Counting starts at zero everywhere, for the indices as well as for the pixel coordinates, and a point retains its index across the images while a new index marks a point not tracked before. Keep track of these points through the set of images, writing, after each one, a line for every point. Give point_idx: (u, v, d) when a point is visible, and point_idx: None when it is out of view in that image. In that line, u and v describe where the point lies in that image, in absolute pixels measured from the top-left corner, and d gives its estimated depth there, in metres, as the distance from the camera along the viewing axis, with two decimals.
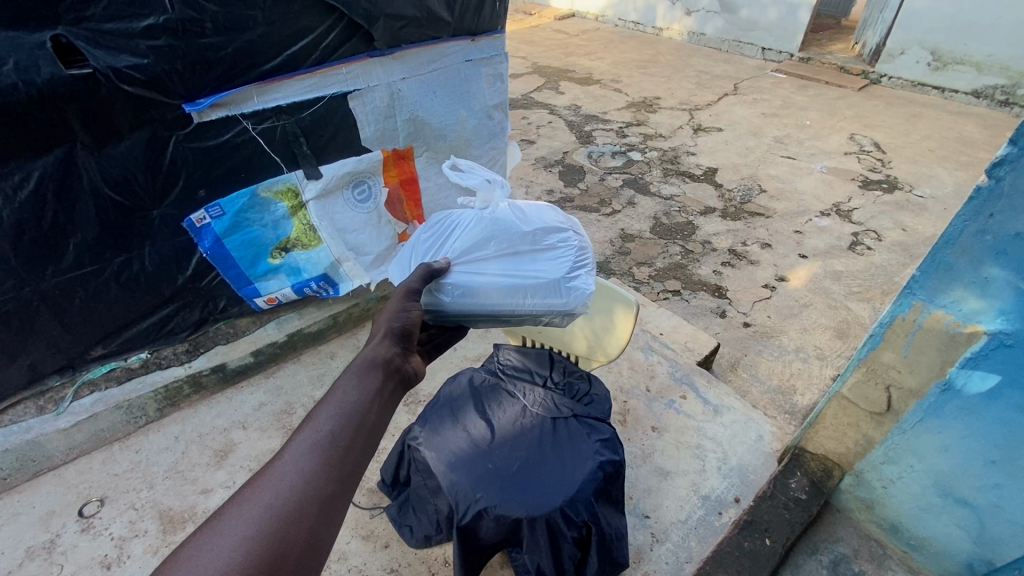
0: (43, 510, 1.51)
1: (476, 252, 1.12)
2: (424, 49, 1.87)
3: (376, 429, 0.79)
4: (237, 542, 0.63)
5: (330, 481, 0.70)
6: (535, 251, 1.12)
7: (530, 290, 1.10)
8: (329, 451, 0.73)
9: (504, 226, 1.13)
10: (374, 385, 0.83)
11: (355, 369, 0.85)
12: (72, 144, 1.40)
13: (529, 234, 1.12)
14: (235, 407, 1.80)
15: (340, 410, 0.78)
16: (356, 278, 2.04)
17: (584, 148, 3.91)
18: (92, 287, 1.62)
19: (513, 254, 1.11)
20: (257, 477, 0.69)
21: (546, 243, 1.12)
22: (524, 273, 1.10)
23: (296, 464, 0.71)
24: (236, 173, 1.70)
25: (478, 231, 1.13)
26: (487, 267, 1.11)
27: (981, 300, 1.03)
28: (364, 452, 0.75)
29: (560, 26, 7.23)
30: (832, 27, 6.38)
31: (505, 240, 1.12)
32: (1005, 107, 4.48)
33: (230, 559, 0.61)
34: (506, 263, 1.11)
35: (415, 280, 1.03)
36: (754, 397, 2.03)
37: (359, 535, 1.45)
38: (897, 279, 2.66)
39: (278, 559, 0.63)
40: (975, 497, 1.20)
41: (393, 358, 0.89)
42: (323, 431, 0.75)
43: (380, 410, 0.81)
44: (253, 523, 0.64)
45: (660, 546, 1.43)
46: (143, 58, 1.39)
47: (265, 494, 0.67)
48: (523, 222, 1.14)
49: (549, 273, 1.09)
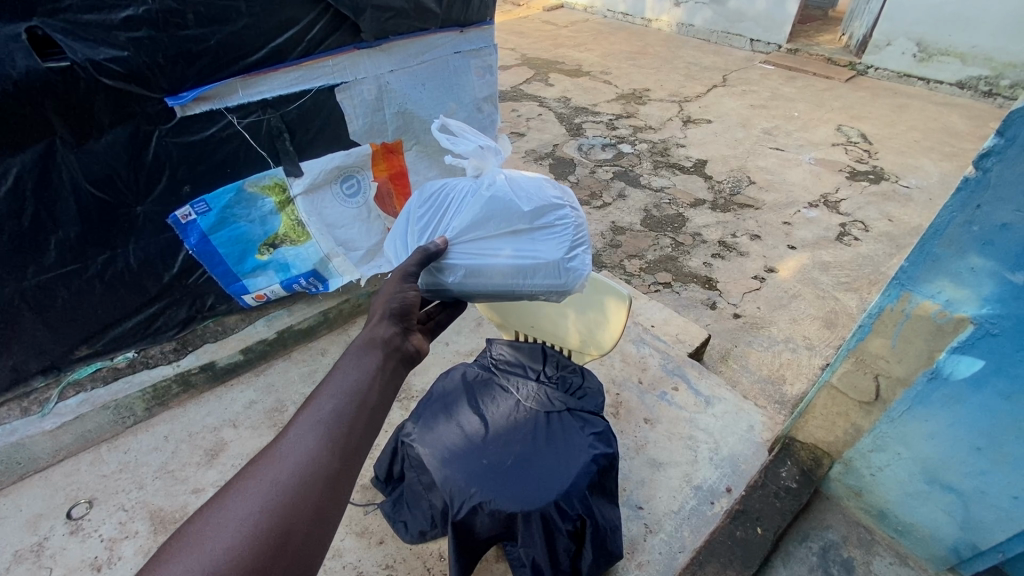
0: (30, 512, 1.49)
1: (475, 231, 1.09)
2: (411, 41, 1.84)
3: (380, 406, 0.78)
4: (245, 517, 0.63)
5: (336, 457, 0.70)
6: (535, 230, 1.10)
7: (528, 272, 1.09)
8: (333, 428, 0.72)
9: (502, 202, 1.10)
10: (374, 363, 0.82)
11: (356, 347, 0.84)
12: (52, 139, 1.37)
13: (528, 211, 1.10)
14: (225, 405, 1.78)
15: (344, 387, 0.77)
16: (346, 274, 2.03)
17: (574, 141, 3.89)
18: (76, 286, 1.59)
19: (513, 232, 1.09)
20: (262, 455, 0.69)
21: (545, 221, 1.10)
22: (524, 253, 1.08)
23: (300, 440, 0.70)
24: (221, 168, 1.67)
25: (476, 209, 1.10)
26: (489, 246, 1.09)
27: (964, 289, 1.04)
28: (368, 429, 0.75)
29: (548, 17, 7.17)
30: (820, 19, 6.40)
31: (505, 219, 1.09)
32: (988, 97, 4.54)
33: (238, 534, 0.61)
34: (508, 241, 1.09)
35: (410, 262, 1.01)
36: (744, 387, 2.05)
37: (353, 532, 1.45)
38: (885, 268, 2.68)
39: (285, 535, 0.63)
40: (960, 483, 1.22)
41: (392, 338, 0.88)
42: (326, 408, 0.74)
43: (382, 388, 0.80)
44: (260, 499, 0.64)
45: (653, 536, 1.44)
46: (122, 51, 1.35)
47: (270, 470, 0.67)
48: (522, 197, 1.11)
49: (549, 253, 1.09)
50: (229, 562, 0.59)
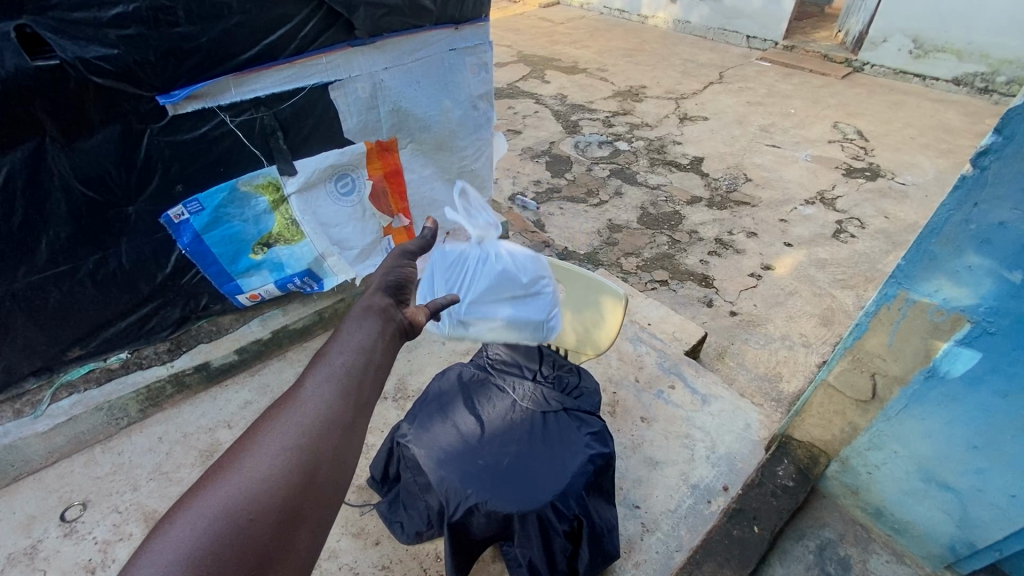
0: (24, 515, 1.49)
1: (479, 299, 1.22)
2: (405, 38, 1.82)
3: (386, 363, 0.83)
4: (271, 459, 0.67)
5: (352, 406, 0.75)
6: (527, 297, 1.24)
7: (518, 329, 1.26)
8: (346, 380, 0.77)
9: (504, 276, 1.20)
10: (378, 323, 0.87)
11: (360, 309, 0.88)
12: (41, 139, 1.35)
13: (524, 283, 1.21)
14: (219, 407, 1.79)
15: (352, 344, 0.82)
16: (341, 273, 2.00)
17: (570, 138, 3.88)
18: (68, 286, 1.58)
19: (509, 299, 1.23)
20: (280, 405, 0.73)
21: (536, 290, 1.24)
22: (516, 317, 1.24)
23: (315, 392, 0.74)
24: (214, 167, 1.65)
25: (482, 281, 1.21)
26: (490, 310, 1.23)
27: (962, 288, 1.04)
28: (377, 382, 0.80)
29: (544, 14, 7.14)
30: (816, 15, 6.39)
31: (504, 289, 1.21)
32: (984, 94, 4.54)
33: (266, 473, 0.65)
34: (505, 307, 1.23)
35: (411, 244, 1.05)
36: (740, 385, 2.05)
37: (348, 533, 1.44)
38: (881, 265, 2.69)
39: (310, 476, 0.67)
40: (957, 481, 1.22)
41: (389, 306, 0.92)
42: (338, 362, 0.79)
43: (387, 347, 0.86)
44: (284, 443, 0.68)
45: (650, 536, 1.43)
46: (112, 49, 1.33)
47: (291, 418, 0.71)
48: (520, 270, 1.21)
49: (535, 318, 1.25)
50: (257, 501, 0.63)
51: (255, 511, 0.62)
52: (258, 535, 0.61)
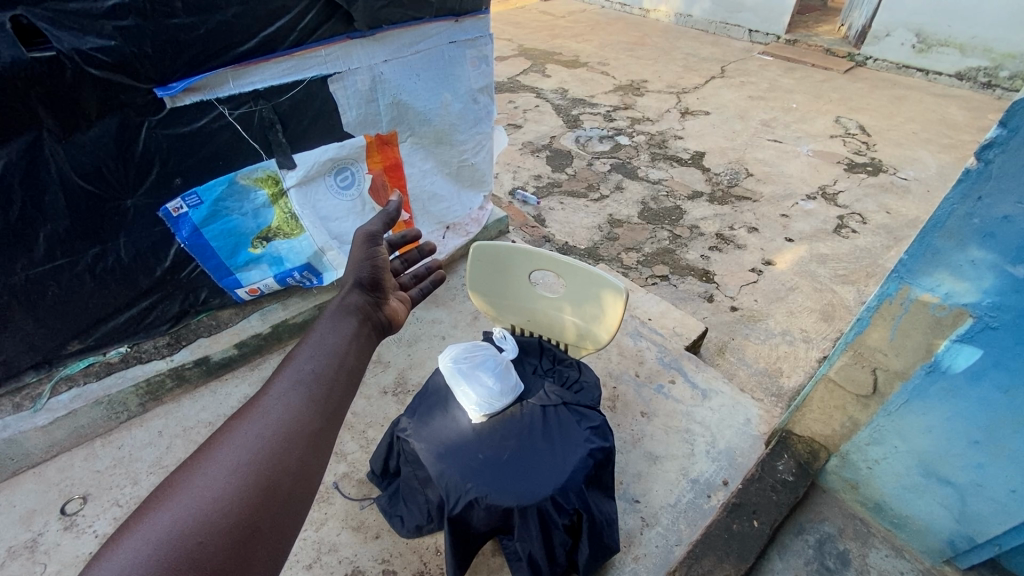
0: (23, 508, 1.50)
1: (466, 359, 1.39)
2: (405, 30, 1.81)
3: (355, 369, 0.85)
4: (233, 466, 0.66)
5: (319, 413, 0.75)
6: (489, 380, 1.34)
7: (467, 395, 1.32)
8: (312, 387, 0.78)
9: (489, 362, 1.38)
10: (350, 329, 0.91)
11: (332, 314, 0.93)
12: (38, 131, 1.34)
13: (494, 372, 1.36)
14: (220, 400, 1.80)
15: (321, 352, 0.84)
16: (340, 267, 2.00)
17: (571, 133, 3.86)
18: (66, 280, 1.57)
19: (477, 368, 1.36)
20: (244, 413, 0.74)
21: (495, 381, 1.34)
22: (469, 381, 1.34)
23: (281, 398, 0.75)
24: (212, 160, 1.65)
25: (477, 355, 1.40)
26: (462, 364, 1.37)
27: (964, 282, 1.03)
28: (346, 388, 0.81)
29: (545, 7, 7.09)
30: (818, 10, 6.35)
31: (484, 364, 1.37)
32: (987, 89, 4.52)
33: (225, 481, 0.64)
34: (471, 369, 1.36)
35: (375, 225, 1.09)
36: (741, 379, 2.05)
37: (349, 526, 1.44)
38: (882, 261, 2.68)
39: (272, 483, 0.66)
40: (957, 476, 1.22)
41: (364, 305, 0.98)
42: (305, 368, 0.80)
43: (358, 352, 0.89)
44: (247, 450, 0.68)
45: (649, 529, 1.43)
46: (109, 40, 1.32)
47: (255, 425, 0.71)
48: (498, 368, 1.37)
49: (481, 391, 1.32)
50: (218, 506, 0.62)
51: (217, 515, 0.61)
52: (220, 539, 0.59)
